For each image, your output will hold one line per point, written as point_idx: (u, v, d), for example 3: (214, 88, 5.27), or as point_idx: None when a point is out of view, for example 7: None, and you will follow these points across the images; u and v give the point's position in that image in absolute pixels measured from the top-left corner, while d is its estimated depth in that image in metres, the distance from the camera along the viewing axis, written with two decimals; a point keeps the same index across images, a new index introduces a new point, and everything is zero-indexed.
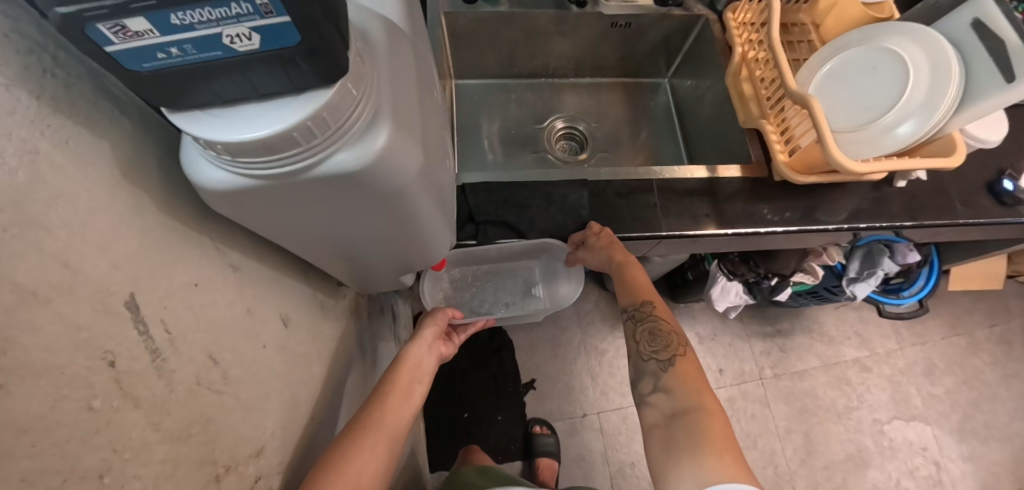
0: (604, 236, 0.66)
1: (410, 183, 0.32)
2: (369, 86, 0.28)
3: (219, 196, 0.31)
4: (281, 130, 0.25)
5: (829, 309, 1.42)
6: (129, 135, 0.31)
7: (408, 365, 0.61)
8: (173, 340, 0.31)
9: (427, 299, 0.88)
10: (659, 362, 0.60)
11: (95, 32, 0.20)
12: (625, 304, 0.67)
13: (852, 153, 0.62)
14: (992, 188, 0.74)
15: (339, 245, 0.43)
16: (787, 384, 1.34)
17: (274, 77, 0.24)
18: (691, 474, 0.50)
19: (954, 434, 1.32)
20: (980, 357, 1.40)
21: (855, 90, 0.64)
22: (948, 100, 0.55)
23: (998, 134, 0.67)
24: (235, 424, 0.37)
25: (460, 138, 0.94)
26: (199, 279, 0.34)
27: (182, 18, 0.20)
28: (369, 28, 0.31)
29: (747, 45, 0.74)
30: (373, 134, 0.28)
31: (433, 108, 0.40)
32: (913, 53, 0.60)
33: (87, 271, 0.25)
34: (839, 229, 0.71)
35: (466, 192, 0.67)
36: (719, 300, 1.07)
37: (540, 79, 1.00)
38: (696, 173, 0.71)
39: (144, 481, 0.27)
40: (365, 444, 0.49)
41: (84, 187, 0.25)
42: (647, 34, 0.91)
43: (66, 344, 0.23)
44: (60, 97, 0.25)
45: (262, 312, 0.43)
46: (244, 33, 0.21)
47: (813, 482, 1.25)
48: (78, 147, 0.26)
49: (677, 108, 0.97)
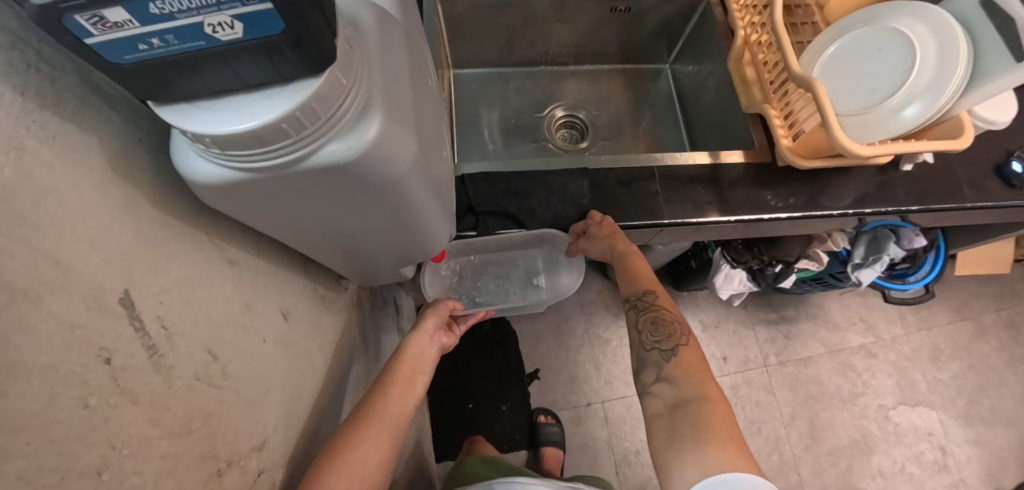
0: (606, 225, 0.66)
1: (404, 174, 0.32)
2: (360, 74, 0.27)
3: (210, 190, 0.31)
4: (268, 122, 0.24)
5: (835, 296, 1.41)
6: (119, 130, 0.30)
7: (410, 356, 0.62)
8: (170, 336, 0.31)
9: (427, 291, 0.88)
10: (663, 352, 0.60)
11: (72, 24, 0.19)
12: (626, 294, 0.67)
13: (856, 137, 0.61)
14: (1001, 170, 0.73)
15: (334, 238, 0.43)
16: (792, 371, 1.33)
17: (260, 68, 0.24)
18: (693, 464, 0.50)
19: (960, 419, 1.32)
20: (987, 342, 1.39)
21: (860, 71, 0.62)
22: (956, 81, 0.54)
23: (1008, 115, 0.66)
24: (236, 418, 0.37)
25: (460, 129, 0.94)
26: (195, 273, 0.34)
27: (161, 7, 0.19)
28: (359, 15, 0.30)
29: (749, 27, 0.72)
30: (365, 124, 0.28)
31: (428, 97, 0.40)
32: (921, 32, 0.58)
33: (79, 268, 0.24)
34: (844, 214, 0.70)
35: (466, 183, 0.67)
36: (722, 287, 1.06)
37: (540, 67, 0.98)
38: (699, 159, 0.70)
39: (144, 478, 0.27)
40: (367, 433, 0.50)
41: (73, 184, 0.25)
42: (647, 19, 0.90)
43: (59, 342, 0.22)
44: (45, 92, 0.25)
45: (262, 306, 0.44)
46: (226, 21, 0.21)
47: (818, 468, 1.25)
48: (67, 143, 0.25)
49: (679, 94, 0.96)
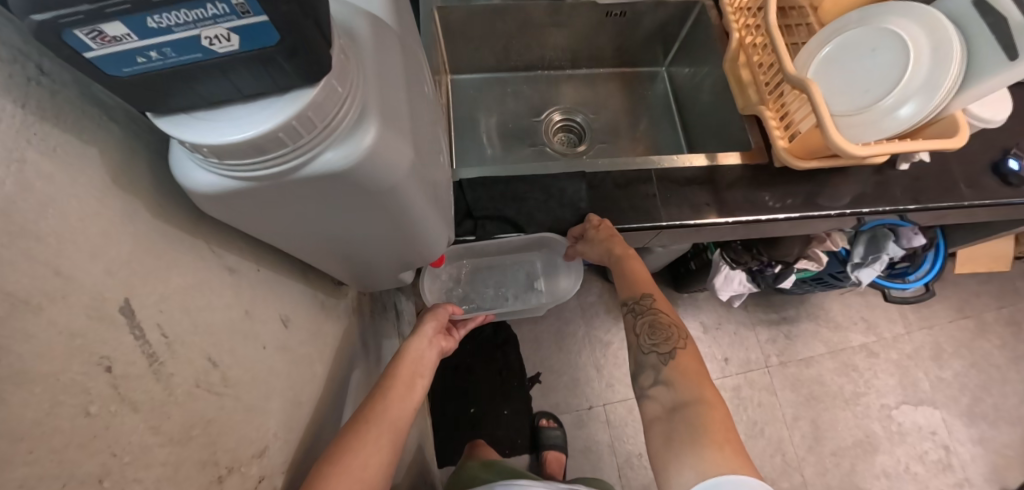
0: (604, 228, 0.66)
1: (401, 179, 0.32)
2: (356, 82, 0.28)
3: (209, 198, 0.31)
4: (265, 131, 0.25)
5: (835, 296, 1.41)
6: (118, 141, 0.31)
7: (409, 360, 0.62)
8: (170, 344, 0.31)
9: (427, 296, 0.88)
10: (660, 355, 0.60)
11: (73, 38, 0.20)
12: (625, 297, 0.67)
13: (852, 137, 0.61)
14: (998, 168, 0.73)
15: (333, 244, 0.43)
16: (794, 371, 1.33)
17: (257, 79, 0.24)
18: (691, 466, 0.50)
19: (963, 417, 1.31)
20: (989, 340, 1.39)
21: (855, 72, 0.62)
22: (949, 80, 0.54)
23: (1003, 113, 0.66)
24: (236, 425, 0.37)
25: (459, 133, 0.94)
26: (195, 281, 0.35)
27: (159, 21, 0.20)
28: (354, 25, 0.31)
29: (744, 30, 0.72)
30: (361, 131, 0.28)
31: (423, 101, 0.40)
32: (913, 32, 0.58)
33: (80, 278, 0.25)
34: (842, 215, 0.70)
35: (463, 188, 0.67)
36: (722, 289, 1.07)
37: (537, 72, 0.99)
38: (695, 160, 0.71)
39: (145, 484, 0.27)
40: (368, 437, 0.50)
41: (74, 194, 0.26)
42: (643, 22, 0.90)
43: (60, 351, 0.23)
44: (46, 105, 0.25)
45: (262, 313, 0.44)
46: (222, 34, 0.21)
47: (822, 469, 1.25)
48: (67, 154, 0.26)
49: (676, 96, 0.96)
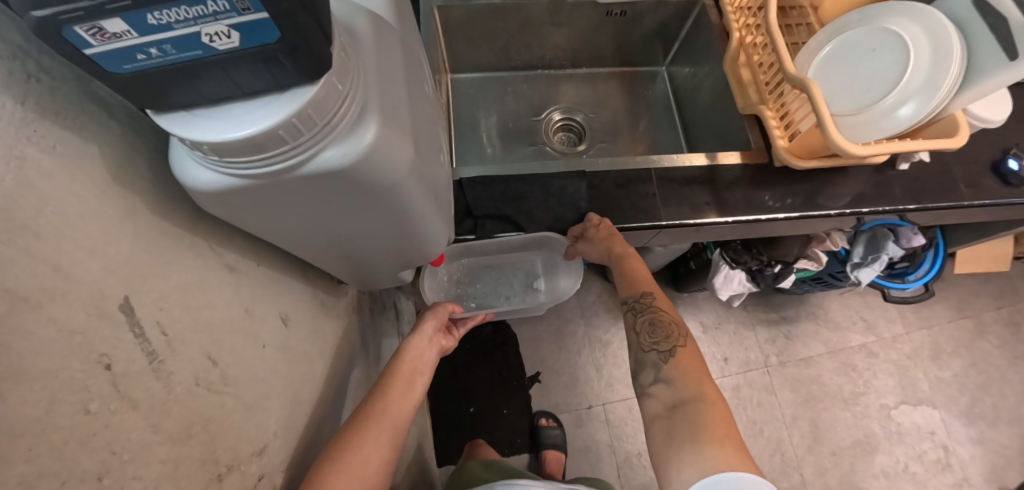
0: (604, 227, 0.66)
1: (401, 177, 0.32)
2: (356, 80, 0.28)
3: (209, 196, 0.31)
4: (266, 128, 0.25)
5: (835, 296, 1.41)
6: (118, 138, 0.31)
7: (409, 358, 0.62)
8: (170, 342, 0.31)
9: (427, 295, 0.88)
10: (661, 353, 0.60)
11: (73, 35, 0.20)
12: (625, 296, 0.67)
13: (852, 137, 0.61)
14: (998, 168, 0.73)
15: (332, 242, 0.43)
16: (793, 371, 1.33)
17: (257, 76, 0.24)
18: (692, 464, 0.50)
19: (962, 417, 1.31)
20: (988, 340, 1.39)
21: (855, 72, 0.62)
22: (949, 80, 0.54)
23: (1003, 113, 0.66)
24: (235, 423, 0.37)
25: (459, 133, 0.94)
26: (195, 279, 0.35)
27: (159, 18, 0.20)
28: (355, 23, 0.31)
29: (744, 30, 0.72)
30: (362, 129, 0.28)
31: (424, 100, 0.40)
32: (914, 32, 0.58)
33: (80, 276, 0.25)
34: (841, 214, 0.70)
35: (464, 187, 0.67)
36: (722, 289, 1.07)
37: (537, 71, 0.99)
38: (695, 160, 0.71)
39: (144, 482, 0.27)
40: (368, 434, 0.50)
41: (73, 191, 0.25)
42: (643, 22, 0.90)
43: (60, 348, 0.23)
44: (46, 102, 0.25)
45: (262, 311, 0.44)
46: (223, 31, 0.21)
47: (821, 469, 1.25)
48: (67, 151, 0.26)
49: (676, 95, 0.96)
